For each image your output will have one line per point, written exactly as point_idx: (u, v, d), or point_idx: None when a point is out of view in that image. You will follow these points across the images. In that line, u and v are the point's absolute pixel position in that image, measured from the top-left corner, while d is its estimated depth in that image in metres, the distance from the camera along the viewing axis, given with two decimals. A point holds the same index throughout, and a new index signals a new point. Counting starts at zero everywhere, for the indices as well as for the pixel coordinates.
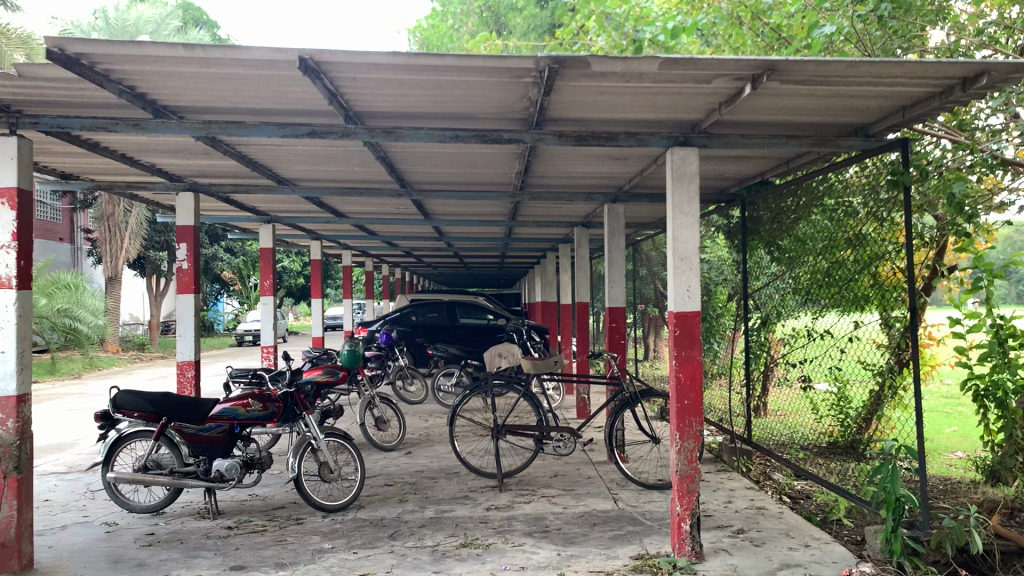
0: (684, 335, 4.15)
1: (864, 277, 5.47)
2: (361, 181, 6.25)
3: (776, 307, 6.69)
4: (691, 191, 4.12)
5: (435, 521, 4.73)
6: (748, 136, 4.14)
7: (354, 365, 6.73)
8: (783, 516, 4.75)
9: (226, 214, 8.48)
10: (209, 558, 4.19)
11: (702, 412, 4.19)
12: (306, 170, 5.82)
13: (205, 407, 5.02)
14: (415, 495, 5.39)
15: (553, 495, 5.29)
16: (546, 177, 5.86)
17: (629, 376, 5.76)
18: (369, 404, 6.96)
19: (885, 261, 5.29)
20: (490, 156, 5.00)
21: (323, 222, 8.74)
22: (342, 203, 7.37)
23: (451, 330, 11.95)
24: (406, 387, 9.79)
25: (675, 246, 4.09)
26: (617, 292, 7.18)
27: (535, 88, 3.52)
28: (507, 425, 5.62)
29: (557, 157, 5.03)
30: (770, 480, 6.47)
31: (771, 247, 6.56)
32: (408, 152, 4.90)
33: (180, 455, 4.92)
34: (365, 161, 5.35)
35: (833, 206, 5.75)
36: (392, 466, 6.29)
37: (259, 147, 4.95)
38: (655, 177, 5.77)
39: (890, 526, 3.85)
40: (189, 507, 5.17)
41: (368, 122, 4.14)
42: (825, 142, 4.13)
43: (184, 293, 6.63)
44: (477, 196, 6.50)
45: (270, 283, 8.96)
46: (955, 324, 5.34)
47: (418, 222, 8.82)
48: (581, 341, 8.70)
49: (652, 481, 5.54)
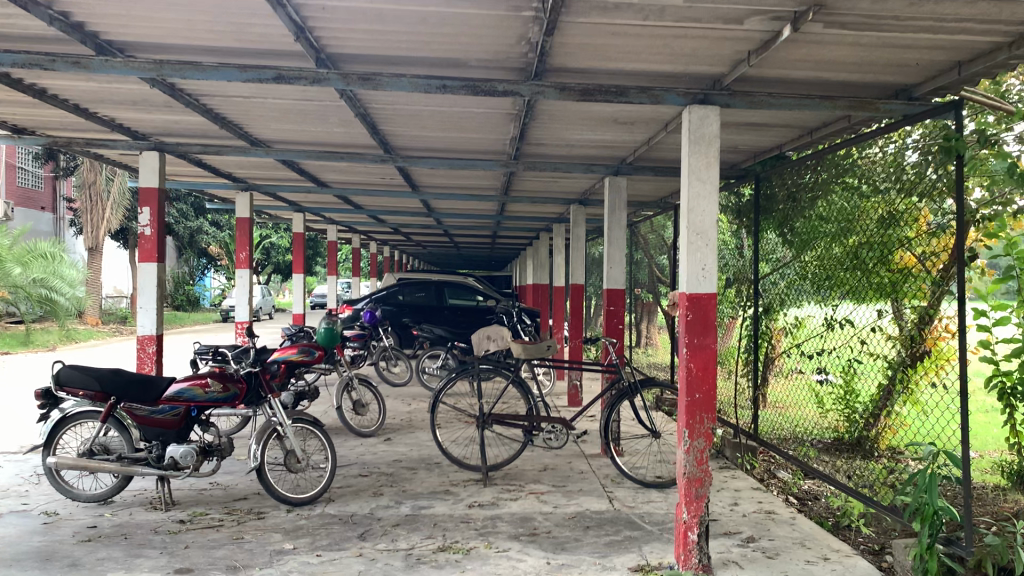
0: (698, 321, 3.70)
1: (887, 261, 5.04)
2: (342, 143, 5.71)
3: (780, 295, 6.27)
4: (709, 155, 3.65)
5: (411, 520, 4.26)
6: (776, 94, 3.64)
7: (331, 344, 6.28)
8: (796, 523, 4.30)
9: (200, 180, 7.95)
10: (153, 557, 3.71)
11: (715, 408, 3.75)
12: (280, 129, 5.30)
13: (159, 386, 4.49)
14: (391, 488, 4.91)
15: (543, 491, 4.83)
16: (543, 144, 5.35)
17: (628, 365, 5.30)
18: (347, 386, 6.47)
19: (906, 247, 4.86)
20: (483, 115, 4.48)
21: (305, 191, 8.21)
22: (323, 169, 6.85)
23: (439, 311, 11.51)
24: (389, 368, 9.31)
25: (690, 219, 3.66)
26: (616, 273, 6.61)
27: (535, 27, 3.02)
28: (494, 414, 5.15)
29: (556, 118, 4.52)
30: (775, 478, 6.02)
31: (782, 229, 6.10)
32: (391, 107, 4.38)
33: (130, 439, 4.45)
34: (343, 118, 4.83)
35: (856, 185, 5.31)
36: (368, 454, 5.81)
37: (225, 98, 4.43)
38: (663, 147, 5.27)
39: (925, 543, 3.35)
40: (140, 496, 4.68)
41: (343, 67, 3.62)
42: (863, 105, 3.63)
43: (146, 261, 6.12)
44: (469, 164, 5.98)
45: (246, 256, 8.48)
46: (981, 316, 4.89)
47: (405, 195, 8.30)
48: (574, 325, 8.21)
49: (649, 479, 5.07)
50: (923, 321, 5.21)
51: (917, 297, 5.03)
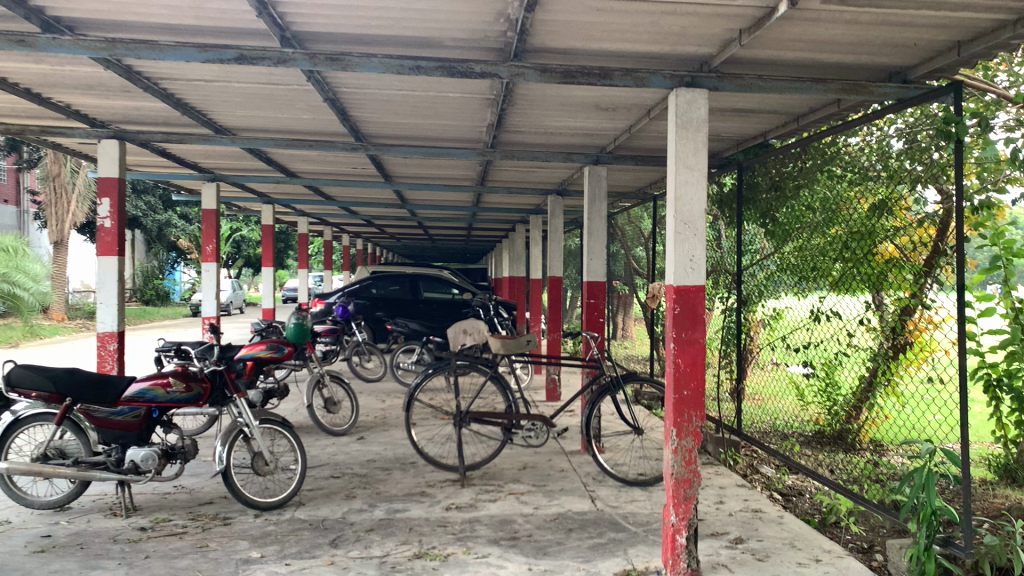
0: (685, 314, 3.57)
1: (868, 251, 4.93)
2: (311, 131, 5.49)
3: (758, 286, 6.17)
4: (697, 140, 3.50)
5: (385, 524, 4.07)
6: (766, 77, 3.48)
7: (302, 340, 6.06)
8: (784, 522, 4.17)
9: (165, 171, 7.67)
10: (110, 569, 3.49)
11: (704, 405, 3.62)
12: (246, 116, 5.07)
13: (117, 384, 4.24)
14: (365, 490, 4.71)
15: (522, 491, 4.66)
16: (520, 131, 5.16)
17: (609, 361, 5.14)
18: (318, 383, 6.26)
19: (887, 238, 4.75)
20: (458, 99, 4.29)
21: (274, 182, 7.95)
22: (292, 158, 6.61)
23: (414, 305, 11.25)
24: (362, 363, 9.11)
25: (677, 207, 3.49)
26: (596, 266, 6.43)
27: (515, 2, 2.83)
28: (472, 412, 4.98)
29: (535, 103, 4.33)
30: (758, 473, 5.89)
31: (764, 219, 5.98)
32: (361, 90, 4.17)
33: (88, 441, 4.22)
34: (311, 104, 4.61)
35: (840, 172, 5.24)
36: (341, 454, 5.60)
37: (186, 81, 4.20)
38: (645, 134, 5.10)
39: (923, 544, 3.21)
40: (99, 502, 4.45)
41: (309, 47, 3.42)
42: (856, 88, 3.48)
43: (106, 255, 5.85)
44: (444, 153, 5.77)
45: (213, 248, 8.22)
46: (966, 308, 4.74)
47: (379, 185, 8.07)
48: (552, 318, 8.02)
49: (632, 476, 4.91)
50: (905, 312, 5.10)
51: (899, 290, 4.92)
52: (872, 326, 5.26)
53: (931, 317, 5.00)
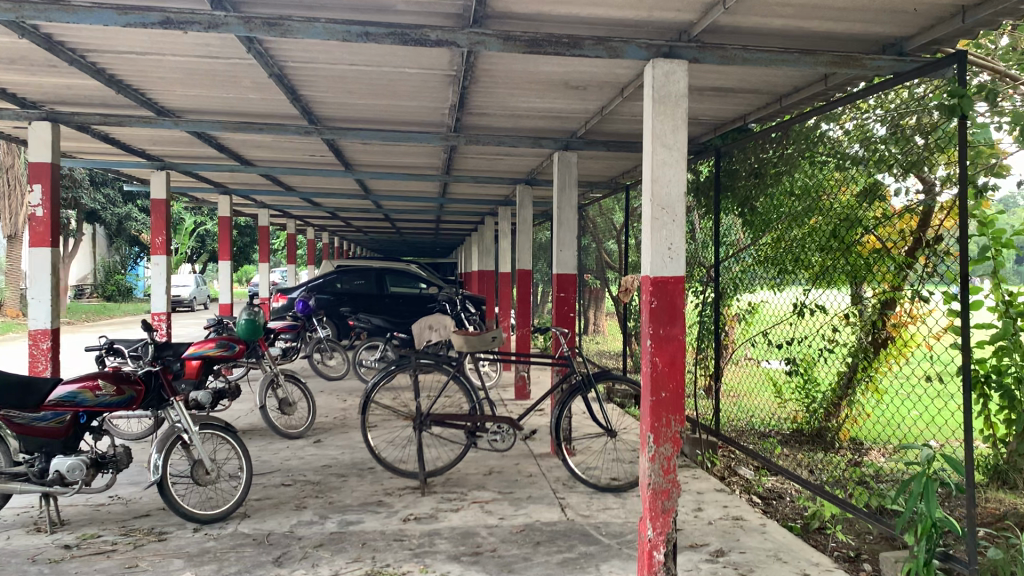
0: (663, 308, 3.29)
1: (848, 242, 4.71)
2: (260, 113, 5.11)
3: (733, 279, 5.97)
4: (675, 116, 3.22)
5: (337, 539, 3.73)
6: (751, 48, 3.18)
7: (254, 337, 5.69)
8: (767, 530, 3.89)
9: (110, 157, 7.24)
10: None
11: (683, 409, 3.35)
12: (187, 95, 4.68)
13: (40, 389, 3.83)
14: (317, 499, 4.36)
15: (487, 500, 4.33)
16: (485, 113, 4.83)
17: (581, 357, 4.81)
18: (271, 383, 5.88)
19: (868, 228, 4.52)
20: (416, 75, 3.96)
21: (227, 170, 7.54)
22: (244, 144, 6.22)
23: (380, 299, 10.90)
24: (324, 360, 8.75)
25: (655, 191, 3.22)
26: (566, 258, 6.11)
27: None
28: (434, 414, 4.64)
29: (500, 80, 4.01)
30: (736, 473, 5.61)
31: (742, 208, 5.71)
32: (310, 63, 3.82)
33: (8, 450, 3.81)
34: (257, 81, 4.25)
35: (821, 159, 4.94)
36: (294, 459, 5.24)
37: (115, 53, 3.82)
38: (618, 116, 4.78)
39: (922, 559, 2.94)
40: (22, 517, 4.06)
41: (245, 11, 3.06)
42: (847, 61, 3.19)
43: (38, 246, 5.43)
44: (404, 137, 5.42)
45: (163, 240, 7.79)
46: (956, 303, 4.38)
47: (339, 174, 7.69)
48: (521, 313, 7.71)
49: (604, 482, 4.60)
50: (886, 305, 4.84)
51: (882, 282, 4.67)
52: (851, 320, 5.01)
53: (913, 310, 4.74)
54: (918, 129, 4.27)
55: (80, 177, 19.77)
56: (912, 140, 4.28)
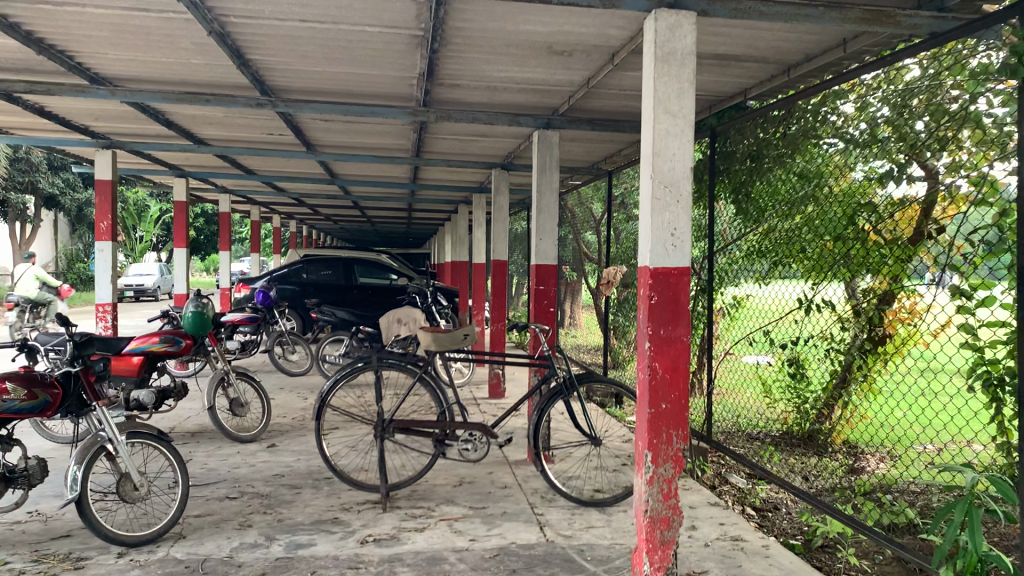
0: (664, 305, 2.88)
1: (845, 232, 4.32)
2: (208, 82, 4.59)
3: (721, 271, 5.57)
4: (680, 78, 2.80)
5: (282, 566, 3.24)
6: (769, 0, 2.77)
7: (200, 332, 5.03)
8: (773, 553, 3.46)
9: (50, 134, 6.66)
10: None
11: (687, 422, 2.95)
12: (122, 60, 4.16)
13: None
14: (264, 515, 3.87)
15: (456, 517, 3.86)
16: (458, 85, 4.36)
17: (561, 354, 4.33)
18: (221, 382, 5.33)
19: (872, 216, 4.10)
20: (378, 35, 3.48)
21: (179, 150, 6.98)
22: (195, 119, 5.68)
23: (348, 290, 10.38)
24: (286, 355, 8.19)
25: (657, 165, 2.81)
26: (546, 246, 5.62)
27: None
28: (397, 420, 4.14)
29: (474, 44, 3.54)
30: (727, 481, 5.17)
31: (735, 195, 5.26)
32: (255, 18, 3.33)
33: None
34: (198, 42, 3.73)
35: (823, 143, 4.54)
36: (243, 467, 4.73)
37: (25, 2, 3.30)
38: (606, 90, 4.32)
39: None
40: None
41: None
42: (880, 17, 2.82)
43: None
44: (369, 112, 4.92)
45: (109, 225, 7.21)
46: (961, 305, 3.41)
47: (301, 156, 7.17)
48: (497, 306, 7.23)
49: (587, 496, 4.12)
50: (882, 301, 4.30)
51: (883, 277, 4.20)
52: (845, 317, 4.53)
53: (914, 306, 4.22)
54: (922, 111, 3.85)
55: (39, 160, 19.00)
56: (915, 125, 3.87)
